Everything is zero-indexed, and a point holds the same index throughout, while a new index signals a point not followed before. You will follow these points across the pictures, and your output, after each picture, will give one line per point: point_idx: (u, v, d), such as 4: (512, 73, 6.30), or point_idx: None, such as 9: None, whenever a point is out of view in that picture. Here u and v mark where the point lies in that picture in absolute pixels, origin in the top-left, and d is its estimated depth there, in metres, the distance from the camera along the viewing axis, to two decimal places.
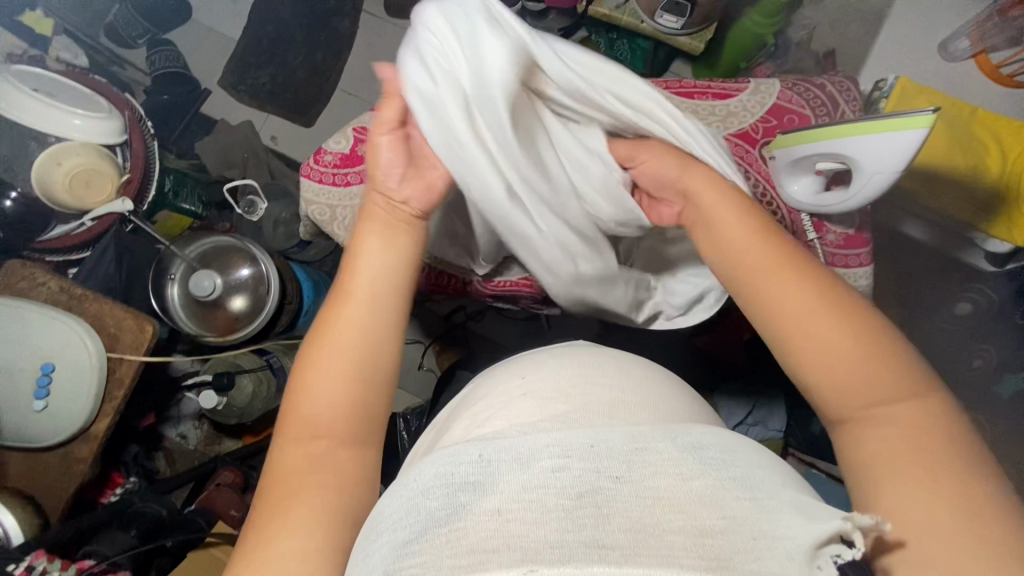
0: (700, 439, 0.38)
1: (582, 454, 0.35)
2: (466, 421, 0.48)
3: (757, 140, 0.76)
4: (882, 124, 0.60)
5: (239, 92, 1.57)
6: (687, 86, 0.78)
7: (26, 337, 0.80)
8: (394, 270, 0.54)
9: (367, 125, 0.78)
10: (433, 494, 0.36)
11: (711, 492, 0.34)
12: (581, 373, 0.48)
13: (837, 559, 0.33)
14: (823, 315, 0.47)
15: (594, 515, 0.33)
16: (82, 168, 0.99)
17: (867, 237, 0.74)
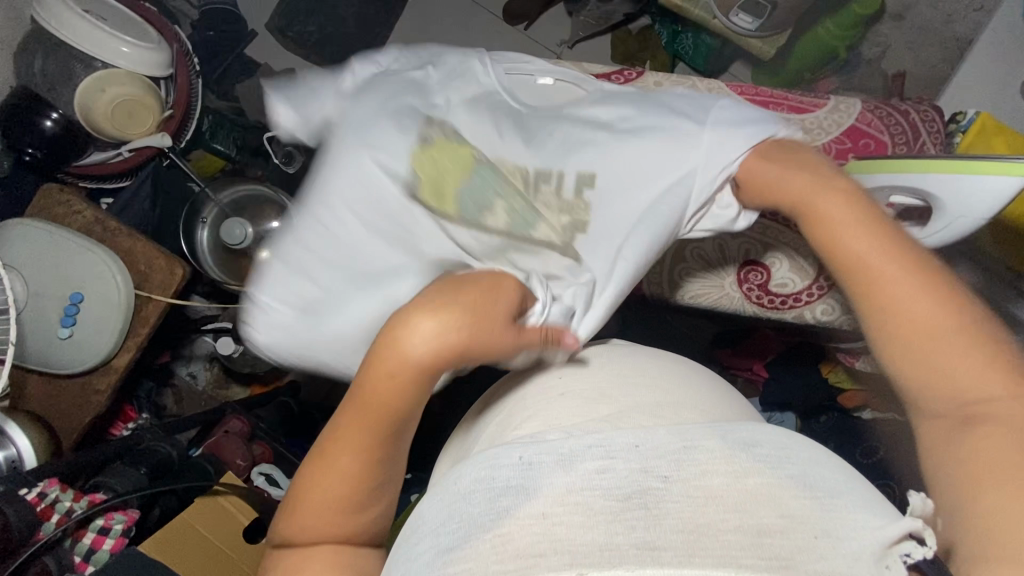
0: (754, 438, 0.37)
1: (626, 454, 0.35)
2: (504, 418, 0.46)
3: (828, 161, 0.72)
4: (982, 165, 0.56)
5: (286, 38, 1.53)
6: (763, 95, 0.75)
7: (57, 264, 0.79)
8: (468, 325, 0.41)
9: None
10: (474, 499, 0.35)
11: (766, 492, 0.33)
12: (619, 375, 0.47)
13: (907, 558, 0.33)
14: (918, 290, 0.47)
15: (643, 516, 0.31)
16: (124, 98, 0.98)
17: None
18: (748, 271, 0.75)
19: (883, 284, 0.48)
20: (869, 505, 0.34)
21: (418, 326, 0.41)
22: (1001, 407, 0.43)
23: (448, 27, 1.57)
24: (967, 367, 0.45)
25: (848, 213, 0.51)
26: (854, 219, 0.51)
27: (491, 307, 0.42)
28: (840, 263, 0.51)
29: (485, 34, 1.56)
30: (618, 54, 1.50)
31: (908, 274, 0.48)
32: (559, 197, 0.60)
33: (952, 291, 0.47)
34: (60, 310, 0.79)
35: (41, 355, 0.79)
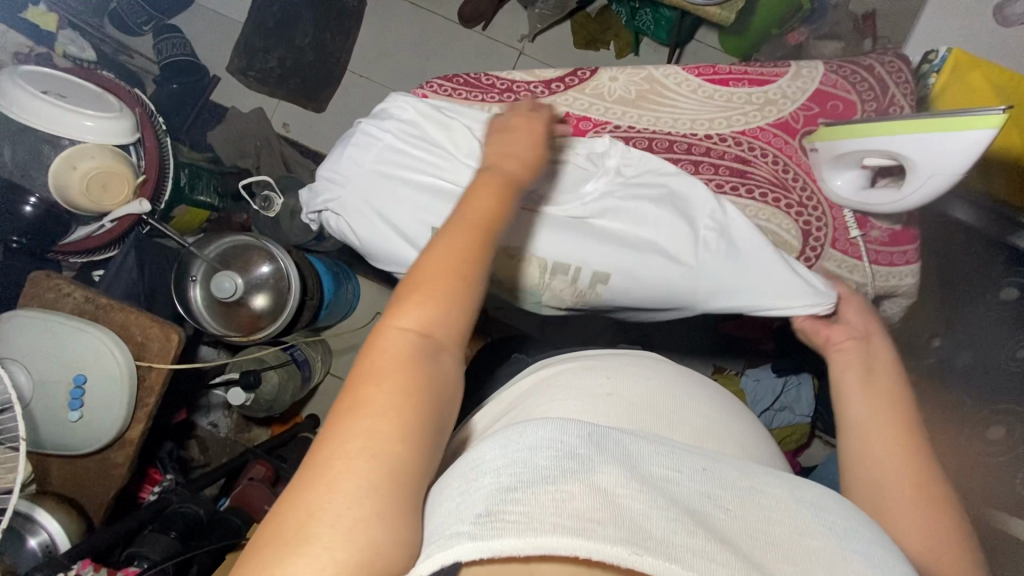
0: (818, 501, 0.37)
1: (693, 475, 0.35)
2: (548, 403, 0.48)
3: (797, 130, 0.71)
4: (942, 122, 0.55)
5: (248, 78, 1.53)
6: (722, 72, 0.73)
7: (56, 350, 0.81)
8: (493, 226, 0.51)
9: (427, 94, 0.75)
10: (541, 451, 0.35)
11: (831, 554, 0.32)
12: (667, 396, 0.49)
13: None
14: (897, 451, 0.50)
15: (704, 529, 0.31)
16: (97, 171, 0.98)
17: (915, 233, 0.69)
18: None
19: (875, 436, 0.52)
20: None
21: (476, 202, 0.53)
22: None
23: (406, 41, 1.55)
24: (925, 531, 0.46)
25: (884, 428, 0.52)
26: (891, 446, 0.51)
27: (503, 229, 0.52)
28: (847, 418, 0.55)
29: (443, 42, 1.55)
30: (580, 40, 1.48)
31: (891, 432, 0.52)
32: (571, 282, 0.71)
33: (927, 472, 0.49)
34: (67, 394, 0.81)
35: (59, 440, 0.81)
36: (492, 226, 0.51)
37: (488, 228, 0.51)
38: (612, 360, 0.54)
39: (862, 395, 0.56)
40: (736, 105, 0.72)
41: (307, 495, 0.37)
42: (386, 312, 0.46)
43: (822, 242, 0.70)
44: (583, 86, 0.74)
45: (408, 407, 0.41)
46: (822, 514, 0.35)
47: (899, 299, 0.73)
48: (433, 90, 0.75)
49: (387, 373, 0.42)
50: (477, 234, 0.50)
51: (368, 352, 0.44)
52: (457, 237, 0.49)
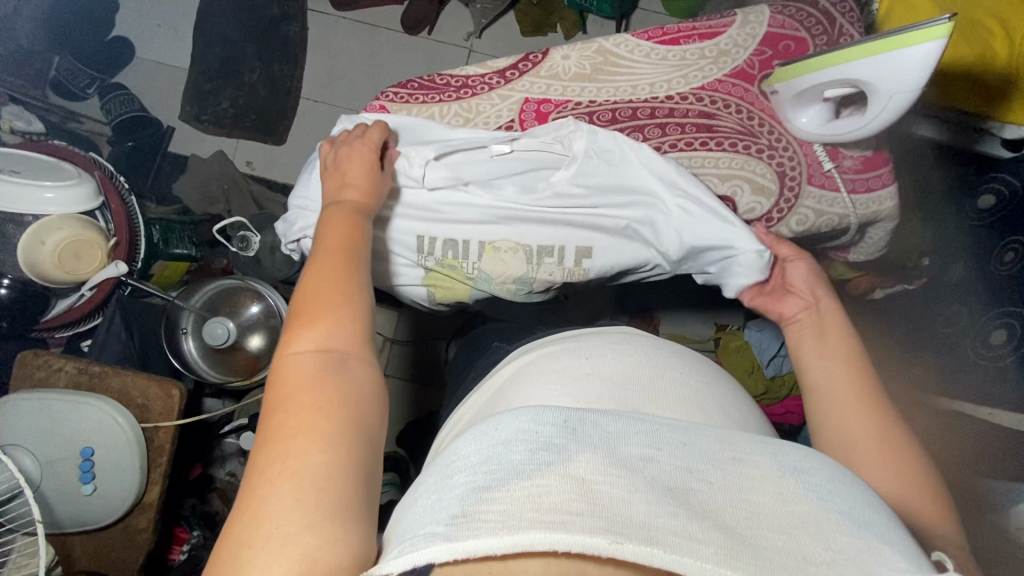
0: (802, 462, 0.33)
1: (673, 450, 0.32)
2: (525, 394, 0.47)
3: (754, 76, 0.71)
4: (899, 40, 0.55)
5: (202, 122, 1.51)
6: (672, 31, 0.73)
7: (57, 427, 0.79)
8: (354, 236, 0.54)
9: (386, 104, 0.73)
10: (515, 447, 0.32)
11: (814, 519, 0.29)
12: (650, 364, 0.47)
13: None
14: (863, 408, 0.49)
15: (686, 511, 0.29)
16: (68, 241, 0.97)
17: (887, 155, 0.70)
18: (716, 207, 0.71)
19: (837, 394, 0.51)
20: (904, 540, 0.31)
21: (336, 224, 0.55)
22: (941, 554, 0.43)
23: (355, 58, 1.54)
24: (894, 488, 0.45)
25: (850, 388, 0.51)
26: (856, 404, 0.50)
27: (367, 237, 0.55)
28: (811, 379, 0.53)
29: (392, 52, 1.54)
30: (526, 27, 1.48)
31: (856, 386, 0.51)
32: (560, 266, 0.72)
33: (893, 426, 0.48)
34: (77, 469, 0.79)
35: (77, 516, 0.80)
36: (356, 243, 0.53)
37: (354, 246, 0.53)
38: (591, 341, 0.52)
39: (821, 357, 0.54)
40: (691, 61, 0.72)
41: (246, 540, 0.35)
42: (284, 338, 0.45)
43: (799, 180, 0.70)
44: (538, 69, 0.73)
45: (324, 413, 0.40)
46: (810, 478, 0.32)
47: (882, 224, 0.73)
48: (390, 98, 0.74)
49: (301, 389, 0.41)
50: (345, 251, 0.52)
51: (275, 383, 0.43)
52: (324, 257, 0.51)
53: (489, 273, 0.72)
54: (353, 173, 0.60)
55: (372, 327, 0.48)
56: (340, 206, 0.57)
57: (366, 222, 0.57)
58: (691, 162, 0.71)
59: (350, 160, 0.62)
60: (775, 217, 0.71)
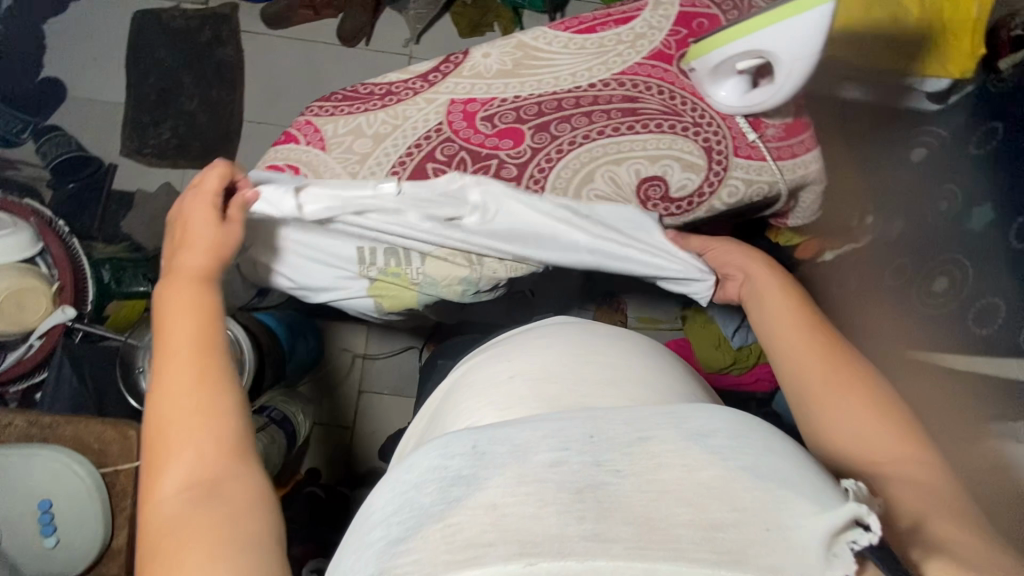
0: (706, 425, 0.33)
1: (580, 446, 0.32)
2: (457, 412, 0.46)
3: (672, 56, 0.72)
4: (787, 9, 0.57)
5: (145, 155, 1.48)
6: (587, 21, 0.74)
7: (9, 483, 0.76)
8: (204, 304, 0.48)
9: (312, 120, 0.73)
10: (425, 490, 0.32)
11: (721, 486, 0.30)
12: (572, 350, 0.48)
13: (855, 545, 0.30)
14: (815, 347, 0.54)
15: (595, 510, 0.29)
16: (8, 292, 0.96)
17: (806, 121, 0.72)
18: (646, 187, 0.72)
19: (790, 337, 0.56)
20: (807, 487, 0.31)
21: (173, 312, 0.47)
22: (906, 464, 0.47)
23: (295, 76, 1.53)
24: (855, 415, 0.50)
25: (800, 331, 0.55)
26: (806, 344, 0.54)
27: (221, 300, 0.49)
28: (765, 328, 0.58)
29: (332, 67, 1.53)
30: (464, 29, 1.49)
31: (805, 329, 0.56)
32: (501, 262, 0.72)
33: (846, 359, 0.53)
34: (36, 522, 0.77)
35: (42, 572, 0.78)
36: (200, 326, 0.46)
37: (199, 330, 0.46)
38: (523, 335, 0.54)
39: (770, 307, 0.59)
40: (610, 47, 0.73)
41: None
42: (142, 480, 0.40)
43: (726, 154, 0.72)
44: (459, 70, 0.74)
45: (195, 550, 0.36)
46: (712, 441, 0.32)
47: (812, 187, 0.75)
48: (315, 113, 0.74)
49: (180, 518, 0.37)
50: (188, 340, 0.45)
51: (147, 521, 0.38)
52: (167, 343, 0.45)
53: (433, 277, 0.72)
54: (199, 235, 0.54)
55: (240, 419, 0.43)
56: (179, 285, 0.49)
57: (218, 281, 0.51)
58: (621, 147, 0.71)
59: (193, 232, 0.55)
60: (708, 192, 0.72)
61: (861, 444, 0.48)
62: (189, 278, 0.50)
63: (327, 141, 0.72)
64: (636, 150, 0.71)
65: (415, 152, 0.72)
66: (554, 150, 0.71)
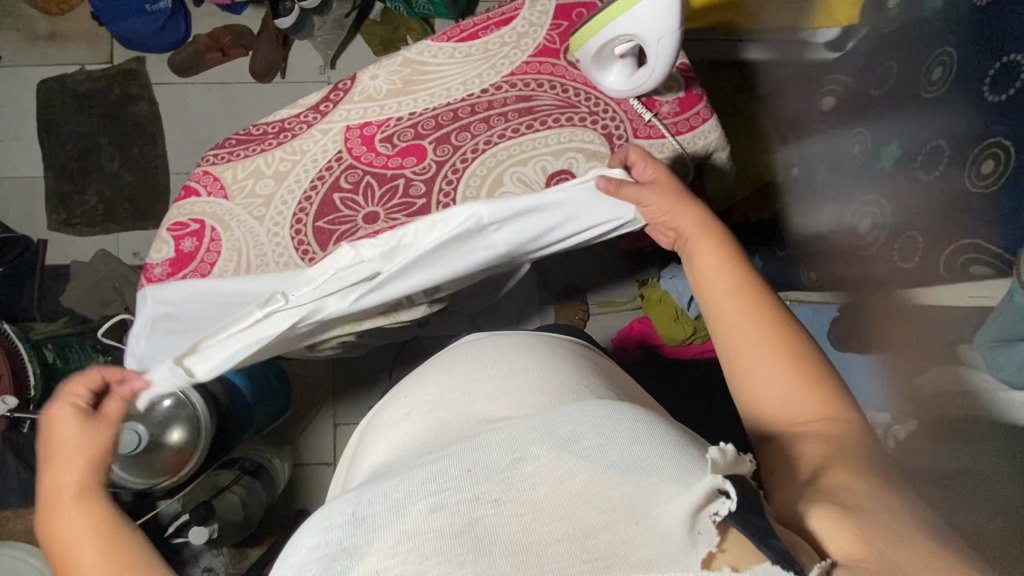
0: (574, 429, 0.39)
1: (458, 486, 0.37)
2: (369, 454, 0.52)
3: (558, 49, 0.73)
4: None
5: (75, 226, 1.44)
6: (468, 27, 0.75)
7: None
8: (97, 523, 0.46)
9: (209, 168, 0.72)
10: (309, 568, 0.35)
11: (590, 487, 0.36)
12: (465, 374, 0.53)
13: (717, 517, 0.36)
14: (744, 310, 0.53)
15: (474, 549, 0.34)
16: None
17: (698, 92, 0.73)
18: (555, 181, 0.71)
19: (721, 299, 0.54)
20: (672, 469, 0.37)
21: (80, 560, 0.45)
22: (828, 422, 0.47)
23: (216, 121, 1.50)
24: (784, 374, 0.50)
25: (729, 290, 0.54)
26: (739, 307, 0.53)
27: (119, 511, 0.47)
28: (700, 295, 0.56)
29: (251, 104, 1.50)
30: (377, 47, 1.48)
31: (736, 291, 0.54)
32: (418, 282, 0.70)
33: (774, 320, 0.52)
34: None
35: None
36: (109, 555, 0.44)
37: (105, 561, 0.44)
38: (445, 363, 0.58)
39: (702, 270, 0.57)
40: (495, 50, 0.73)
41: None
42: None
43: (625, 137, 0.72)
44: (349, 96, 0.73)
45: None
46: (580, 444, 0.38)
47: (719, 154, 0.76)
48: (212, 162, 0.73)
49: None
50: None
51: None
52: None
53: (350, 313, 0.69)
54: (63, 444, 0.50)
55: None
56: (66, 518, 0.46)
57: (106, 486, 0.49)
58: (524, 147, 0.71)
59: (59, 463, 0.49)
60: None
61: (782, 410, 0.49)
62: (74, 499, 0.47)
63: (229, 188, 0.71)
64: (540, 146, 0.71)
65: (319, 185, 0.71)
66: (459, 160, 0.71)
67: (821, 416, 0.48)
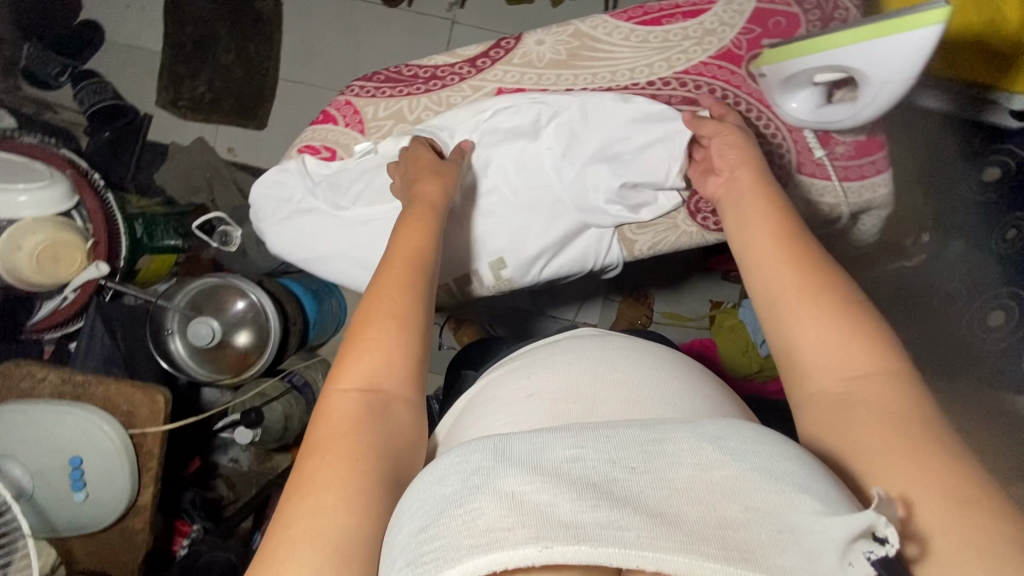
0: (722, 429, 0.33)
1: (597, 445, 0.32)
2: (481, 421, 0.47)
3: (742, 56, 0.67)
4: (827, 41, 0.55)
5: (180, 108, 1.46)
6: (652, 12, 0.68)
7: (42, 437, 0.79)
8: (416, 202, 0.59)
9: (351, 99, 0.70)
10: (448, 480, 0.33)
11: (732, 484, 0.30)
12: (593, 365, 0.47)
13: (871, 555, 0.29)
14: (789, 276, 0.51)
15: (607, 499, 0.29)
16: (43, 245, 0.96)
17: (882, 140, 0.66)
18: (697, 199, 0.70)
19: (771, 261, 0.53)
20: (827, 493, 0.31)
21: (415, 224, 0.56)
22: (878, 391, 0.45)
23: (334, 34, 1.47)
24: (828, 341, 0.48)
25: (771, 250, 0.53)
26: (781, 263, 0.52)
27: (436, 225, 0.58)
28: (762, 303, 0.53)
29: (373, 27, 1.47)
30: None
31: (779, 243, 0.54)
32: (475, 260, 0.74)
33: (845, 304, 0.49)
34: (66, 476, 0.80)
35: (72, 521, 0.81)
36: (419, 251, 0.54)
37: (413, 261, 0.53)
38: (558, 351, 0.51)
39: (760, 240, 0.55)
40: (673, 42, 0.67)
41: (316, 466, 0.41)
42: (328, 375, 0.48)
43: (787, 170, 0.68)
44: (510, 56, 0.69)
45: (344, 462, 0.42)
46: (728, 444, 0.32)
47: (876, 211, 0.71)
48: (355, 92, 0.71)
49: (346, 410, 0.45)
50: (410, 255, 0.54)
51: (347, 364, 0.48)
52: (407, 252, 0.54)
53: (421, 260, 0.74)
54: (417, 154, 0.64)
55: (416, 343, 0.49)
56: (426, 182, 0.61)
57: (436, 220, 0.58)
58: None
59: (438, 171, 0.62)
60: None
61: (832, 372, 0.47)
62: (427, 202, 0.59)
63: (366, 124, 0.70)
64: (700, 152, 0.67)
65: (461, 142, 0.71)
66: None
67: (862, 365, 0.46)
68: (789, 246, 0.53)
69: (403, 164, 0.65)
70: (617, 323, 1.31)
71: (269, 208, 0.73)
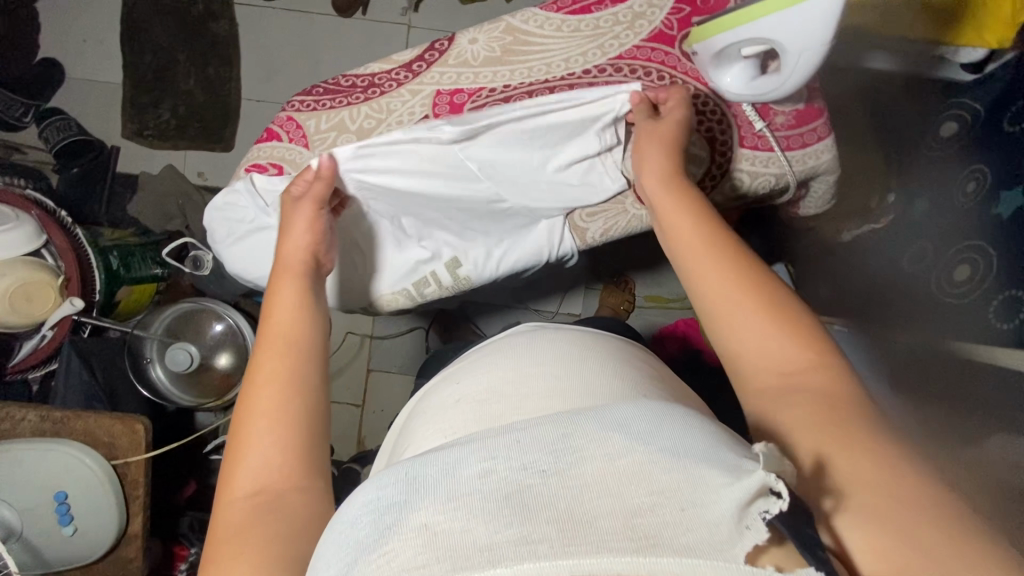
0: (627, 413, 0.33)
1: (508, 453, 0.31)
2: (415, 438, 0.47)
3: (674, 37, 0.67)
4: (746, 14, 0.55)
5: (147, 137, 1.47)
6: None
7: (26, 476, 0.80)
8: (297, 271, 0.58)
9: (293, 113, 0.70)
10: (361, 522, 0.31)
11: (637, 467, 0.30)
12: (515, 370, 0.47)
13: (767, 515, 0.30)
14: (704, 242, 0.53)
15: (519, 513, 0.28)
16: (16, 285, 0.96)
17: (821, 106, 0.66)
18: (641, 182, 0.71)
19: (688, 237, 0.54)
20: (724, 457, 0.31)
21: (284, 299, 0.55)
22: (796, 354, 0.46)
23: (291, 50, 1.48)
24: (749, 310, 0.49)
25: (689, 221, 0.54)
26: (699, 233, 0.53)
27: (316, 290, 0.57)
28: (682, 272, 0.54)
29: (329, 39, 1.47)
30: None
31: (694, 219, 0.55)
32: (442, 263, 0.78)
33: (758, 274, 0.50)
34: (54, 513, 0.81)
35: (65, 555, 0.82)
36: (292, 324, 0.53)
37: (286, 339, 0.52)
38: (483, 356, 0.52)
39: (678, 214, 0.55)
40: (605, 30, 0.68)
41: None
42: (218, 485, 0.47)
43: (730, 144, 0.68)
44: (445, 58, 0.69)
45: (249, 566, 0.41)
46: (633, 427, 0.32)
47: (824, 177, 0.72)
48: (296, 107, 0.71)
49: (241, 514, 0.44)
50: (281, 335, 0.52)
51: (236, 466, 0.46)
52: (281, 327, 0.53)
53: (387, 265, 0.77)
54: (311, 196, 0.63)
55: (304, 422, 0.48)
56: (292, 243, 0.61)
57: (313, 285, 0.58)
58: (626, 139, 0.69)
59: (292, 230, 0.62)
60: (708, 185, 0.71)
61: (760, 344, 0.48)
62: (296, 270, 0.58)
63: (310, 138, 0.70)
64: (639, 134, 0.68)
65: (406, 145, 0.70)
66: None
67: (774, 327, 0.48)
68: (706, 220, 0.54)
69: (300, 198, 0.63)
70: (598, 310, 1.31)
71: (225, 230, 0.74)
